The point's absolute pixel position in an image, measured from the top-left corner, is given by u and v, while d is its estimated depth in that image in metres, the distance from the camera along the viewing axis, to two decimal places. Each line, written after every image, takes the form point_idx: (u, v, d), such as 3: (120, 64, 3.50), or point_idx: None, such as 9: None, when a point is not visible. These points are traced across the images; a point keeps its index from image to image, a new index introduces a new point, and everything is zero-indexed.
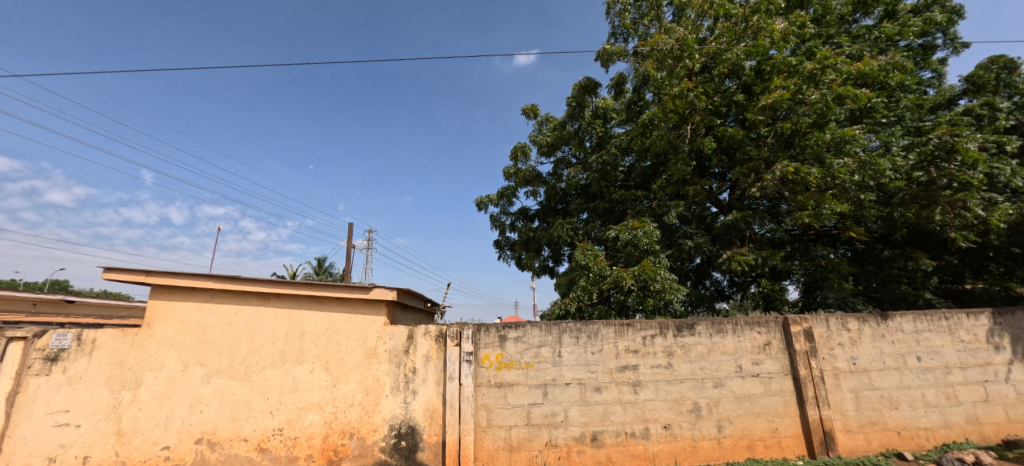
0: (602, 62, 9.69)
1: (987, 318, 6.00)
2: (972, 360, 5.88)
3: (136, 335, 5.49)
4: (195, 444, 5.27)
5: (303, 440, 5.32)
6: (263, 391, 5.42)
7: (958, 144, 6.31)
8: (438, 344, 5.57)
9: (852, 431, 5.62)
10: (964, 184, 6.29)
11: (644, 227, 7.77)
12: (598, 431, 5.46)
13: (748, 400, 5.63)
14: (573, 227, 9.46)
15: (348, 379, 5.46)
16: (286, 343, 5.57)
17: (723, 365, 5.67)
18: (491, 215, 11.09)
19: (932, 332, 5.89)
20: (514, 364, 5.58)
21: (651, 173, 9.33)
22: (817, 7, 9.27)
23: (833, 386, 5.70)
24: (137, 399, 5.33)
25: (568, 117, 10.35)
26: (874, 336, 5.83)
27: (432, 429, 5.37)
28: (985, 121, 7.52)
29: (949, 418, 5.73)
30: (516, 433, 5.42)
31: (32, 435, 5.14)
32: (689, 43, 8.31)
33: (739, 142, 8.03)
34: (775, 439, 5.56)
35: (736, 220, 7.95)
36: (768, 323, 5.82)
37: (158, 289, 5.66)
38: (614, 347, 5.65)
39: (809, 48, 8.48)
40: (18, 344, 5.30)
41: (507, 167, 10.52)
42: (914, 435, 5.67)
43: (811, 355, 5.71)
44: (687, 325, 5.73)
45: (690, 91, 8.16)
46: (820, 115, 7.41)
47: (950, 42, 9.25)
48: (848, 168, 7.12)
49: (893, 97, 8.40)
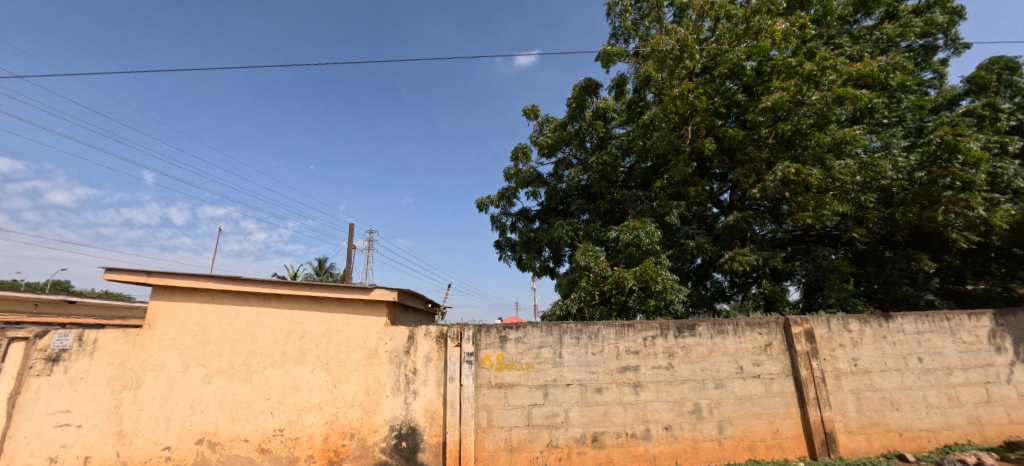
0: (603, 62, 9.70)
1: (989, 319, 5.99)
2: (974, 361, 5.87)
3: (137, 335, 5.49)
4: (195, 444, 5.27)
5: (303, 441, 5.32)
6: (264, 391, 5.42)
7: (961, 144, 6.33)
8: (439, 345, 5.57)
9: (854, 432, 5.61)
10: (967, 184, 6.27)
11: (645, 227, 7.77)
12: (599, 432, 5.45)
13: (749, 401, 5.62)
14: (573, 228, 9.45)
15: (349, 379, 5.46)
16: (286, 343, 5.57)
17: (724, 366, 5.66)
18: (492, 215, 11.09)
19: (934, 333, 5.88)
20: (515, 365, 5.58)
21: (652, 173, 9.33)
22: (818, 8, 9.29)
23: (834, 387, 5.69)
24: (138, 400, 5.34)
25: (568, 118, 10.36)
26: (875, 336, 5.82)
27: (432, 430, 5.37)
28: (988, 121, 7.46)
29: (951, 420, 5.72)
30: (517, 434, 5.42)
31: (34, 435, 5.14)
32: (690, 44, 8.30)
33: (740, 143, 8.08)
34: (776, 440, 5.55)
35: (738, 220, 7.96)
36: (769, 324, 5.82)
37: (159, 290, 5.67)
38: (615, 347, 5.64)
39: (810, 48, 8.48)
40: (20, 345, 5.31)
41: (507, 168, 10.51)
42: (916, 437, 5.66)
43: (812, 356, 5.70)
44: (689, 326, 5.73)
45: (691, 92, 8.16)
46: (820, 116, 7.41)
47: (951, 43, 9.24)
48: (849, 169, 7.10)
49: (894, 97, 8.39)
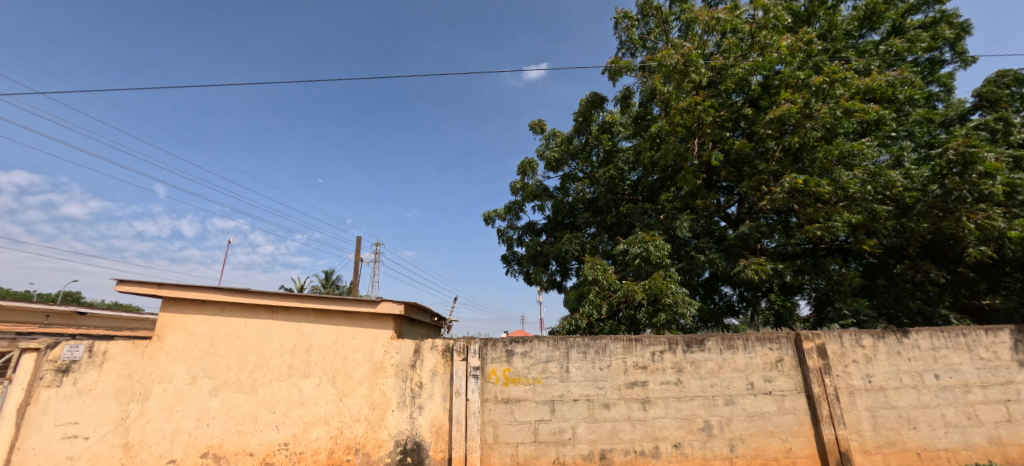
0: (609, 75, 9.81)
1: (1007, 336, 5.85)
2: (992, 378, 5.72)
3: (146, 347, 5.53)
4: (201, 458, 5.25)
5: (308, 455, 5.28)
6: (270, 405, 5.40)
7: (976, 155, 6.23)
8: (444, 359, 5.54)
9: (870, 452, 5.47)
10: (986, 195, 6.13)
11: (655, 240, 7.73)
12: (607, 449, 5.36)
13: (760, 418, 5.51)
14: (581, 242, 9.48)
15: (355, 393, 5.43)
16: (293, 356, 5.56)
17: (735, 382, 5.57)
18: (499, 229, 11.08)
19: (951, 349, 5.74)
20: (521, 380, 5.52)
21: (659, 186, 9.35)
22: (824, 23, 9.35)
23: (848, 404, 5.57)
24: (145, 412, 5.34)
25: (574, 132, 10.45)
26: (889, 352, 5.70)
27: (438, 445, 5.31)
28: (999, 134, 7.41)
29: (971, 439, 5.56)
30: (524, 451, 5.34)
31: (40, 447, 5.13)
32: (695, 58, 8.15)
33: (748, 155, 8.12)
34: (789, 459, 5.42)
35: (750, 230, 7.90)
36: (779, 339, 5.72)
37: (169, 302, 5.72)
38: (623, 362, 5.57)
39: (816, 63, 8.42)
40: (31, 355, 5.32)
41: (513, 181, 10.57)
42: (935, 457, 5.49)
43: (825, 372, 5.58)
44: (698, 341, 5.65)
45: (699, 106, 8.06)
46: (828, 129, 7.40)
47: (959, 56, 9.19)
48: (858, 180, 7.18)
49: (902, 111, 8.38)
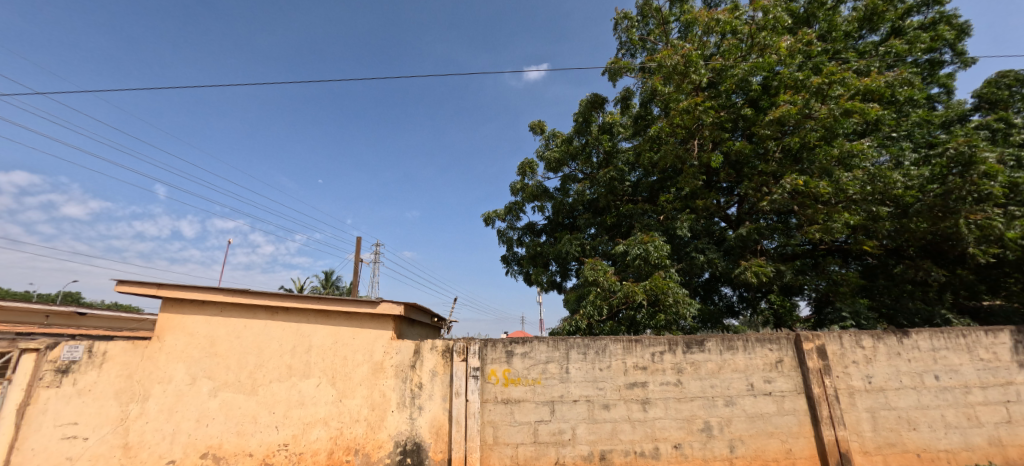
0: (609, 76, 9.81)
1: (1007, 336, 5.85)
2: (992, 379, 5.72)
3: (146, 347, 5.53)
4: (200, 458, 5.24)
5: (308, 456, 5.28)
6: (269, 405, 5.40)
7: (976, 156, 6.09)
8: (444, 359, 5.54)
9: (870, 453, 5.47)
10: (985, 195, 6.07)
11: (655, 241, 7.74)
12: (607, 450, 5.36)
13: (760, 419, 5.50)
14: (581, 242, 9.46)
15: (355, 393, 5.43)
16: (293, 357, 5.56)
17: (735, 383, 5.57)
18: (499, 229, 11.08)
19: (951, 350, 5.74)
20: (521, 380, 5.52)
21: (659, 187, 9.37)
22: (823, 24, 9.36)
23: (848, 405, 5.57)
24: (145, 413, 5.34)
25: (574, 132, 10.46)
26: (889, 353, 5.70)
27: (437, 446, 5.31)
28: (999, 135, 7.42)
29: (971, 440, 5.55)
30: (524, 451, 5.34)
31: (40, 447, 5.12)
32: (695, 59, 8.15)
33: (748, 157, 8.12)
34: (789, 460, 5.42)
35: (749, 232, 7.88)
36: (779, 340, 5.72)
37: (169, 302, 5.72)
38: (623, 363, 5.57)
39: (816, 64, 8.43)
40: (31, 356, 5.32)
41: (513, 182, 10.57)
42: (935, 458, 5.49)
43: (824, 373, 5.58)
44: (698, 342, 5.66)
45: (699, 106, 8.04)
46: (828, 130, 7.43)
47: (959, 57, 9.20)
48: (858, 180, 7.16)
49: (901, 112, 8.40)
